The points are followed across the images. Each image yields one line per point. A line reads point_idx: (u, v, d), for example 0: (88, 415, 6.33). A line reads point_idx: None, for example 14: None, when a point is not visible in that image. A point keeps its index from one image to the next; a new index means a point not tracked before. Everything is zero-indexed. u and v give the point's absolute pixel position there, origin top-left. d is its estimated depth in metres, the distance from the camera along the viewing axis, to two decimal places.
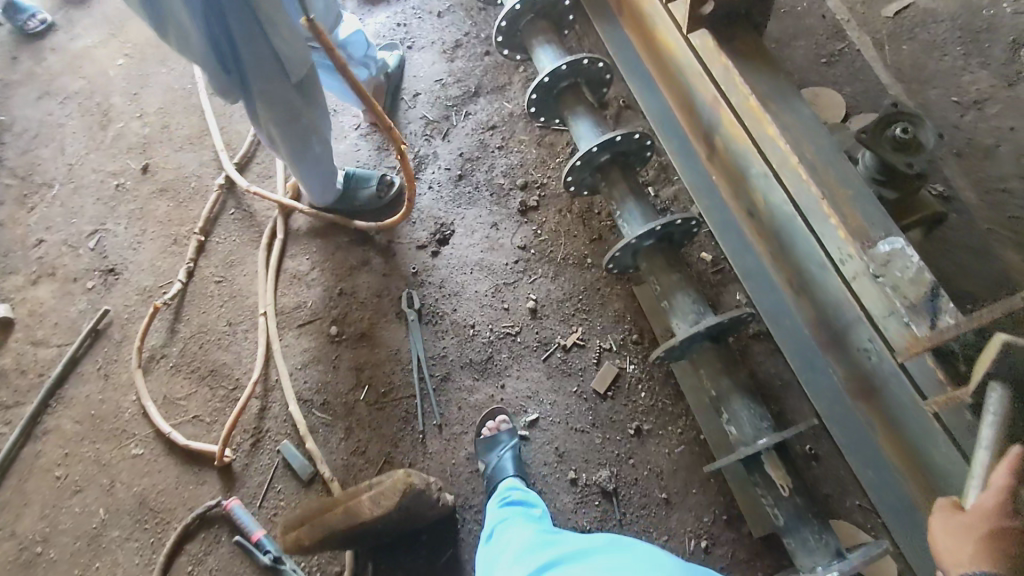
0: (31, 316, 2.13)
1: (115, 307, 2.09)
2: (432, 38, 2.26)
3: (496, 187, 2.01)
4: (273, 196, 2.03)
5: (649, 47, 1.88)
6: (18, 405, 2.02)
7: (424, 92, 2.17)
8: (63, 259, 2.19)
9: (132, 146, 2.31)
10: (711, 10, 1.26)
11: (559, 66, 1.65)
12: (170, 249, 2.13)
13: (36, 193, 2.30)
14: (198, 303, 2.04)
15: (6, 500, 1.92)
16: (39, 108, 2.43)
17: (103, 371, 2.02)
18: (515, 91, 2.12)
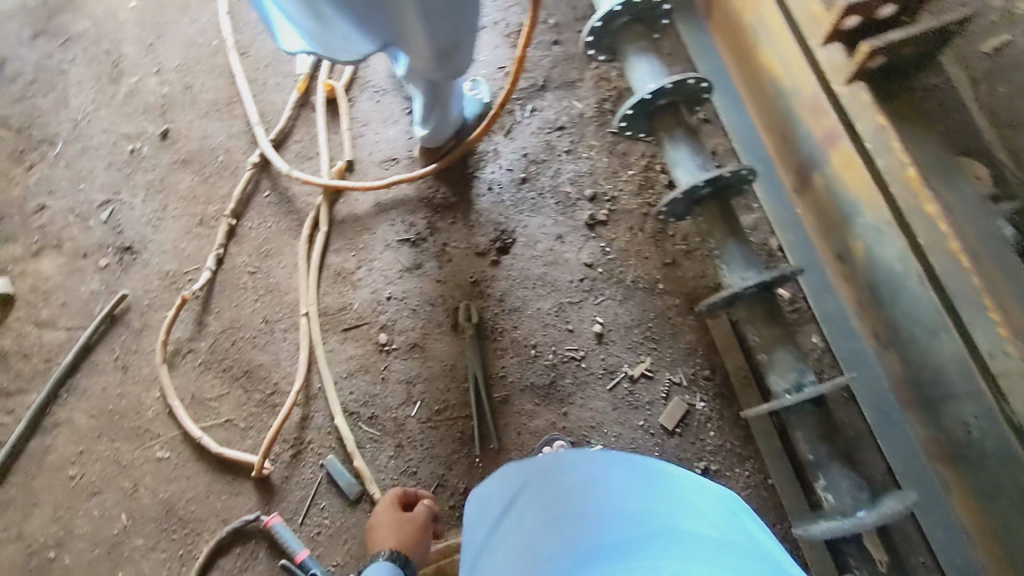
0: (34, 292, 1.91)
1: (133, 291, 1.90)
2: (495, 18, 2.07)
3: (562, 195, 1.88)
4: (319, 183, 1.84)
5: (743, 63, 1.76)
6: (22, 393, 1.83)
7: (486, 79, 2.00)
8: (70, 230, 1.96)
9: (149, 106, 2.06)
10: (878, 65, 1.15)
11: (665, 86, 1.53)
12: (196, 231, 1.94)
13: (34, 150, 2.03)
14: (229, 295, 1.87)
15: (11, 498, 1.75)
16: (37, 49, 2.13)
17: (120, 362, 1.84)
18: (585, 90, 1.97)
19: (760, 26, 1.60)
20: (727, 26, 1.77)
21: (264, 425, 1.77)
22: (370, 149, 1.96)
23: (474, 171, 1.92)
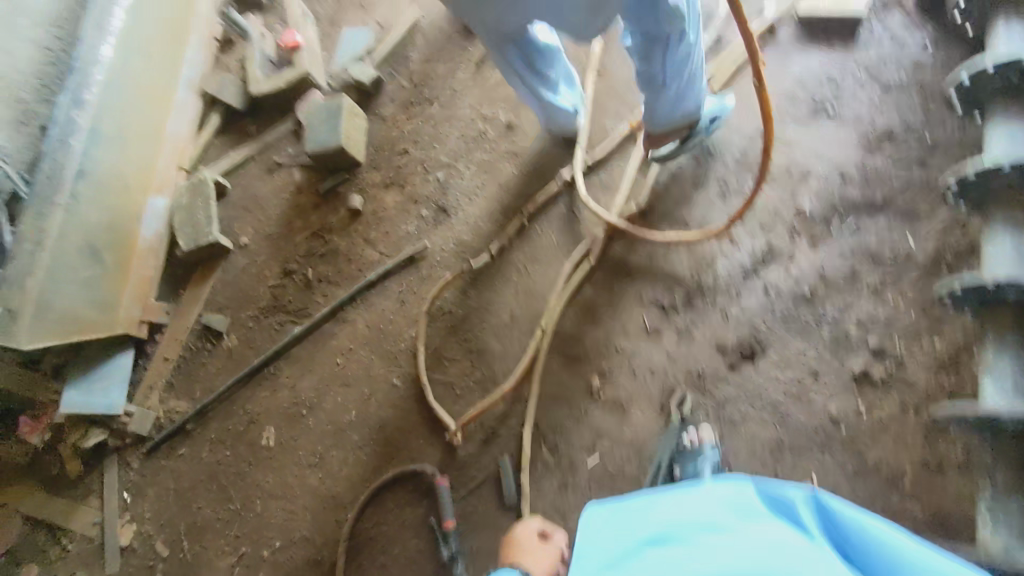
0: (373, 214, 2.40)
1: (432, 244, 2.26)
2: (862, 114, 1.86)
3: (840, 332, 1.69)
4: (606, 217, 1.90)
5: None
6: (335, 287, 2.35)
7: (816, 176, 1.83)
8: (414, 177, 2.38)
9: (510, 97, 2.37)
10: None
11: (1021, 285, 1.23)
12: (497, 217, 2.21)
13: (419, 105, 2.50)
14: (495, 282, 2.11)
15: (299, 357, 2.29)
16: (455, 25, 2.58)
17: (401, 295, 2.24)
18: (928, 229, 1.70)
19: None
20: None
21: (472, 401, 2.01)
22: (668, 202, 1.99)
23: (758, 267, 1.80)
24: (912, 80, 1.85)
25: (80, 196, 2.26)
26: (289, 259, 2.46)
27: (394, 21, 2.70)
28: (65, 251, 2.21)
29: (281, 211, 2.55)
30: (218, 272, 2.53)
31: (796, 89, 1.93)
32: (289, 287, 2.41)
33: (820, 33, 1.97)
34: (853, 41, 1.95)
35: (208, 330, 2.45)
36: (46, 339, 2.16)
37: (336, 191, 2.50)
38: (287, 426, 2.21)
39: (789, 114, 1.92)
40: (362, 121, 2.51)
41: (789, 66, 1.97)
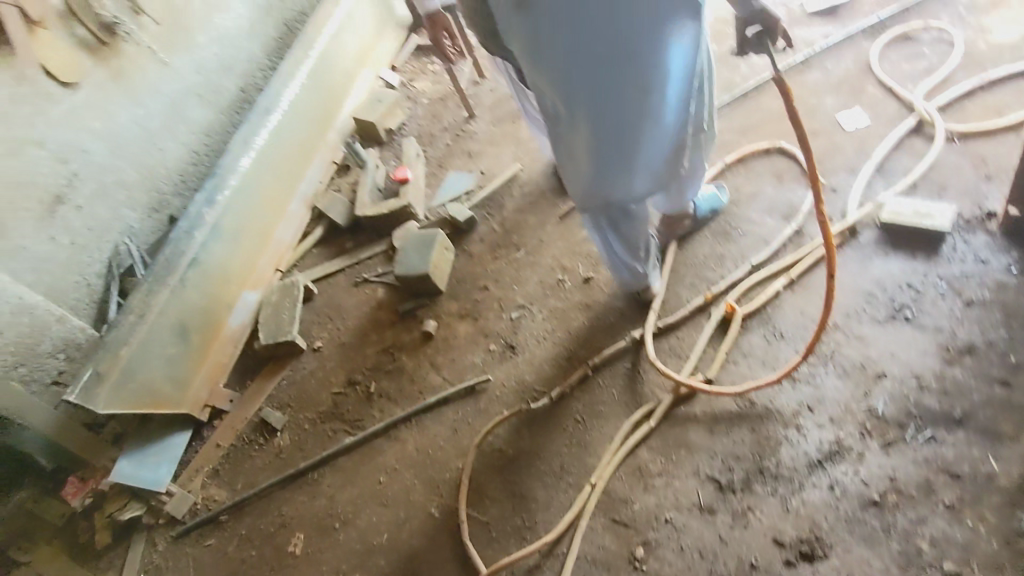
0: (443, 340, 2.50)
1: (495, 379, 2.31)
2: (942, 324, 1.86)
3: (911, 548, 1.58)
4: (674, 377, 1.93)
5: None
6: (393, 403, 2.40)
7: (892, 378, 1.81)
8: (489, 312, 2.50)
9: (591, 253, 2.50)
10: None
11: None
12: (561, 363, 2.25)
13: (505, 247, 2.67)
14: (550, 427, 2.11)
15: (344, 467, 2.30)
16: (550, 183, 2.81)
17: (455, 423, 2.26)
18: (1012, 452, 1.63)
19: None
20: None
21: (507, 547, 1.94)
22: (736, 377, 1.98)
23: (824, 460, 1.75)
24: (996, 298, 1.86)
25: (189, 279, 2.51)
26: (356, 369, 2.55)
27: (496, 171, 2.97)
28: (162, 325, 2.40)
29: (358, 322, 2.70)
30: (287, 370, 2.65)
31: (875, 290, 1.98)
32: (350, 396, 2.48)
33: (902, 241, 2.05)
34: (934, 253, 2.00)
35: (264, 424, 2.52)
36: (121, 407, 2.26)
37: (413, 313, 2.63)
38: (318, 537, 2.18)
39: (866, 312, 1.94)
40: (451, 253, 2.69)
41: (869, 267, 2.03)
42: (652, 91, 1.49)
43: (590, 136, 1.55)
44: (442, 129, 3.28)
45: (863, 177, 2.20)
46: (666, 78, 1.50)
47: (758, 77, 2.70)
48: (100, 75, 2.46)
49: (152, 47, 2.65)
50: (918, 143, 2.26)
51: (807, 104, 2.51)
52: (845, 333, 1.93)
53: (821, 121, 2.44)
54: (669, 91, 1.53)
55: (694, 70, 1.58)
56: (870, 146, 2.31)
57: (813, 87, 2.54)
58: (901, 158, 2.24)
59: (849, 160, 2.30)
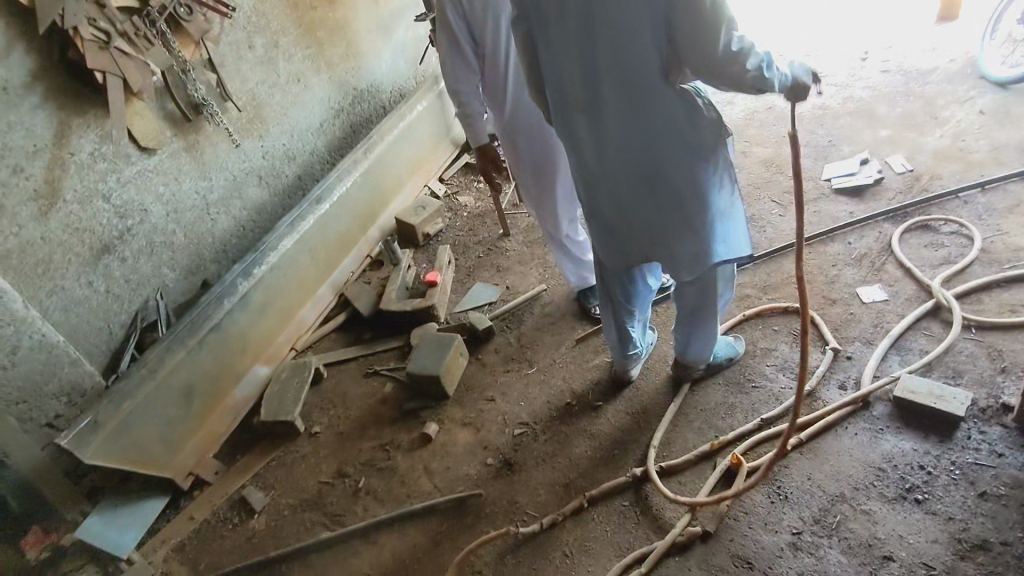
0: (441, 446, 2.46)
1: (486, 495, 2.24)
2: (955, 513, 1.80)
3: None
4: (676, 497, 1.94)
5: None
6: (379, 503, 2.32)
7: (898, 564, 1.73)
8: (492, 425, 2.47)
9: (602, 381, 2.50)
10: None
11: None
12: (557, 489, 2.19)
13: (518, 363, 2.69)
14: (535, 556, 2.02)
15: (315, 564, 2.19)
16: (571, 307, 2.87)
17: (438, 535, 2.17)
18: None
19: None
20: None
21: None
22: (735, 535, 1.90)
23: None
24: (1012, 495, 1.80)
25: (206, 343, 2.55)
26: (348, 461, 2.50)
27: (520, 288, 3.06)
28: (168, 385, 2.42)
29: (360, 413, 2.68)
30: (280, 450, 2.61)
31: (885, 466, 1.94)
32: (337, 488, 2.42)
33: (915, 420, 2.04)
34: (949, 439, 1.97)
35: (243, 503, 2.44)
36: (106, 461, 2.21)
37: (416, 413, 2.61)
38: None
39: (876, 489, 1.90)
40: (464, 359, 2.72)
41: (880, 442, 2.01)
42: (675, 207, 1.70)
43: (622, 226, 1.81)
44: (476, 241, 3.42)
45: (879, 351, 2.23)
46: (692, 202, 1.68)
47: (783, 240, 2.83)
48: (176, 145, 2.66)
49: (230, 128, 2.87)
50: (935, 325, 2.30)
51: (829, 273, 2.61)
52: (852, 507, 1.87)
53: (841, 292, 2.52)
54: (695, 217, 1.70)
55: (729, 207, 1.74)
56: (887, 322, 2.36)
57: (833, 260, 2.66)
58: (918, 337, 2.28)
59: (866, 333, 2.35)
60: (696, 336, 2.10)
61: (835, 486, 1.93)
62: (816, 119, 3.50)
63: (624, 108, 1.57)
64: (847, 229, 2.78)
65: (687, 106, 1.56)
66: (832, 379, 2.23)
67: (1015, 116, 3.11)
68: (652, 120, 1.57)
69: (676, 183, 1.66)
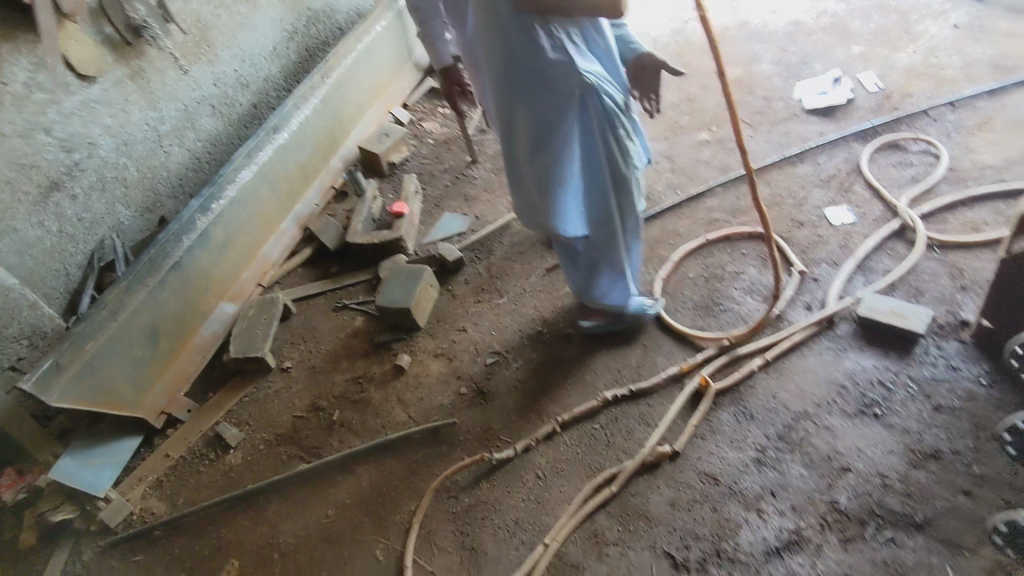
0: (414, 377, 2.46)
1: (460, 423, 2.26)
2: (910, 426, 1.87)
3: None
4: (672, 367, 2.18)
5: None
6: (354, 435, 2.34)
7: (856, 474, 1.81)
8: (464, 355, 2.48)
9: (573, 309, 2.50)
10: None
11: None
12: (530, 415, 2.22)
13: (489, 293, 2.68)
14: (511, 480, 2.06)
15: (293, 495, 2.22)
16: (542, 235, 2.84)
17: (414, 463, 2.20)
18: (970, 566, 1.60)
19: None
20: None
21: None
22: (702, 452, 1.96)
23: (782, 549, 1.72)
24: (965, 407, 1.87)
25: (167, 282, 2.47)
26: (322, 396, 2.49)
27: (490, 217, 3.00)
28: (132, 327, 2.35)
29: (331, 348, 2.66)
30: (252, 386, 2.59)
31: (847, 384, 2.00)
32: (311, 422, 2.42)
33: (877, 338, 2.09)
34: (909, 356, 2.03)
35: (218, 440, 2.43)
36: (75, 403, 2.17)
37: (388, 346, 2.60)
38: (255, 565, 2.08)
39: (837, 405, 1.96)
40: (434, 291, 2.69)
41: (842, 360, 2.06)
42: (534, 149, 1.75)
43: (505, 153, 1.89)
44: (443, 170, 3.33)
45: (844, 272, 2.26)
46: (549, 147, 1.73)
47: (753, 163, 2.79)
48: (119, 73, 2.49)
49: (176, 55, 2.69)
50: (899, 245, 2.33)
51: (797, 195, 2.60)
52: (814, 423, 1.94)
53: (809, 214, 2.52)
54: (550, 162, 1.75)
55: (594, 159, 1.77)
56: (854, 243, 2.38)
57: (802, 182, 2.65)
58: (882, 257, 2.30)
59: (832, 254, 2.37)
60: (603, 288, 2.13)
61: (799, 404, 1.99)
62: (788, 35, 3.40)
63: (489, 39, 1.62)
64: (817, 151, 2.75)
65: (540, 47, 1.59)
66: (798, 300, 2.26)
67: (986, 32, 3.06)
68: (505, 54, 1.62)
69: (532, 126, 1.71)
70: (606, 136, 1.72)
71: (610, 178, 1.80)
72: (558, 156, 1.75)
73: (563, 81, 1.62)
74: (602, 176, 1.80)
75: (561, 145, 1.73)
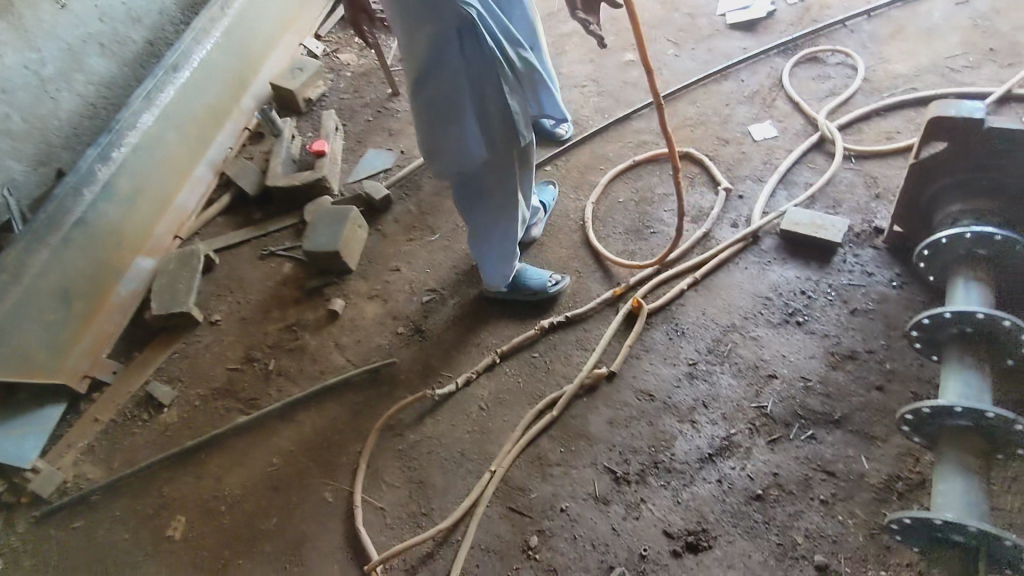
0: (349, 321, 2.41)
1: (400, 363, 2.25)
2: (829, 330, 1.97)
3: (787, 541, 1.64)
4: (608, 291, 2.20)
5: None
6: (292, 383, 2.29)
7: (781, 379, 1.90)
8: (400, 295, 2.43)
9: None
10: None
11: (934, 517, 1.30)
12: (470, 349, 2.22)
13: (420, 230, 2.61)
14: (454, 413, 2.08)
15: (234, 448, 2.17)
16: None
17: (356, 406, 2.18)
18: (883, 453, 1.72)
19: None
20: None
21: (401, 533, 1.88)
22: (638, 371, 2.02)
23: (714, 454, 1.81)
24: (878, 309, 1.98)
25: (71, 240, 2.30)
26: (255, 346, 2.42)
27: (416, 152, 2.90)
28: (38, 289, 2.19)
29: (260, 297, 2.56)
30: (180, 343, 2.48)
31: (771, 295, 2.08)
32: (246, 374, 2.35)
33: (798, 250, 2.16)
34: (828, 265, 2.12)
35: (149, 400, 2.34)
36: None
37: (320, 291, 2.52)
38: (199, 519, 2.03)
39: (762, 316, 2.04)
40: (364, 231, 2.61)
41: (767, 273, 2.13)
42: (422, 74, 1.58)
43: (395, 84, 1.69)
44: (364, 104, 3.17)
45: (767, 187, 2.31)
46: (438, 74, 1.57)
47: (679, 82, 2.77)
48: None
49: None
50: (819, 158, 2.38)
51: (722, 113, 2.61)
52: (741, 335, 2.02)
53: (734, 132, 2.54)
54: (439, 92, 1.59)
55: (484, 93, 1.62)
56: (776, 158, 2.42)
57: (726, 99, 2.66)
58: (803, 171, 2.36)
59: (756, 171, 2.41)
60: (490, 246, 2.02)
61: (726, 318, 2.06)
62: None
63: None
64: (739, 67, 2.75)
65: None
66: (725, 218, 2.31)
67: None
68: None
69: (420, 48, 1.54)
70: (494, 65, 1.58)
71: (501, 115, 1.68)
72: (451, 90, 1.58)
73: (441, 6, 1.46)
74: (501, 109, 1.66)
75: (451, 77, 1.56)
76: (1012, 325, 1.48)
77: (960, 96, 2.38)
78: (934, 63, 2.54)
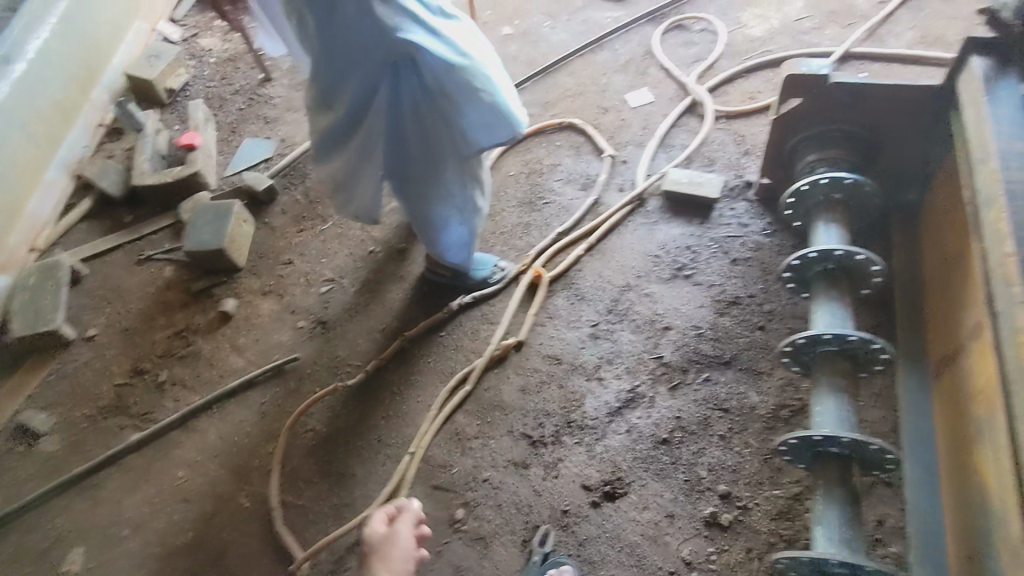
0: (245, 320, 2.30)
1: (305, 357, 2.18)
2: (714, 280, 2.12)
3: (694, 476, 1.77)
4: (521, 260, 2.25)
5: (951, 431, 1.52)
6: (189, 392, 2.16)
7: (675, 329, 2.03)
8: (296, 288, 2.35)
9: (403, 225, 2.45)
10: None
11: (815, 434, 1.46)
12: (376, 335, 2.19)
13: (311, 220, 2.53)
14: (368, 401, 2.05)
15: (131, 467, 2.02)
16: None
17: (262, 408, 2.09)
18: (768, 385, 1.89)
19: (987, 424, 1.35)
20: (953, 399, 1.54)
21: (325, 527, 1.85)
22: (545, 338, 2.08)
23: (622, 407, 1.91)
24: (754, 256, 2.15)
25: None
26: (142, 357, 2.25)
27: (297, 138, 2.78)
28: None
29: (141, 305, 2.38)
30: (54, 363, 2.27)
31: (660, 253, 2.21)
32: (136, 388, 2.19)
33: (681, 208, 2.30)
34: (708, 220, 2.27)
35: (24, 429, 2.13)
36: None
37: (208, 293, 2.38)
38: (101, 548, 1.89)
39: (654, 273, 2.16)
40: (250, 226, 2.49)
41: (654, 233, 2.26)
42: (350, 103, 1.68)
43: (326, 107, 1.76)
44: (234, 92, 2.99)
45: (648, 152, 2.43)
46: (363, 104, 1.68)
47: (557, 54, 2.84)
48: None
49: None
50: (692, 120, 2.53)
51: (601, 82, 2.71)
52: (636, 292, 2.13)
53: (613, 99, 2.64)
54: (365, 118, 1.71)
55: (415, 125, 1.68)
56: (654, 123, 2.55)
57: (603, 68, 2.75)
58: (679, 134, 2.50)
59: (637, 136, 2.52)
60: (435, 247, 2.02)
61: (622, 278, 2.17)
62: None
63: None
64: (613, 37, 2.85)
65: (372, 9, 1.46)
66: (613, 183, 2.41)
67: None
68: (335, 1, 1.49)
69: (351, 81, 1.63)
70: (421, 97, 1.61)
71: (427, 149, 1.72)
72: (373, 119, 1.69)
73: (369, 28, 1.50)
74: (427, 143, 1.71)
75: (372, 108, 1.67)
76: (866, 259, 1.67)
77: (809, 55, 2.61)
78: (784, 26, 2.76)
